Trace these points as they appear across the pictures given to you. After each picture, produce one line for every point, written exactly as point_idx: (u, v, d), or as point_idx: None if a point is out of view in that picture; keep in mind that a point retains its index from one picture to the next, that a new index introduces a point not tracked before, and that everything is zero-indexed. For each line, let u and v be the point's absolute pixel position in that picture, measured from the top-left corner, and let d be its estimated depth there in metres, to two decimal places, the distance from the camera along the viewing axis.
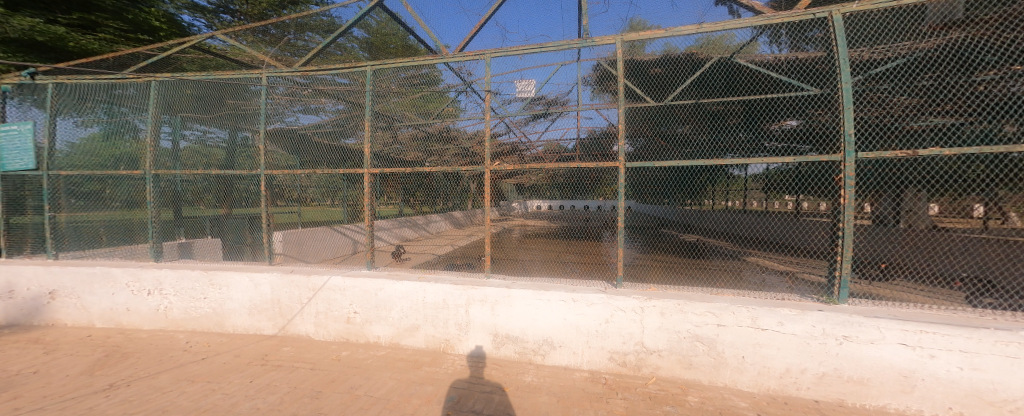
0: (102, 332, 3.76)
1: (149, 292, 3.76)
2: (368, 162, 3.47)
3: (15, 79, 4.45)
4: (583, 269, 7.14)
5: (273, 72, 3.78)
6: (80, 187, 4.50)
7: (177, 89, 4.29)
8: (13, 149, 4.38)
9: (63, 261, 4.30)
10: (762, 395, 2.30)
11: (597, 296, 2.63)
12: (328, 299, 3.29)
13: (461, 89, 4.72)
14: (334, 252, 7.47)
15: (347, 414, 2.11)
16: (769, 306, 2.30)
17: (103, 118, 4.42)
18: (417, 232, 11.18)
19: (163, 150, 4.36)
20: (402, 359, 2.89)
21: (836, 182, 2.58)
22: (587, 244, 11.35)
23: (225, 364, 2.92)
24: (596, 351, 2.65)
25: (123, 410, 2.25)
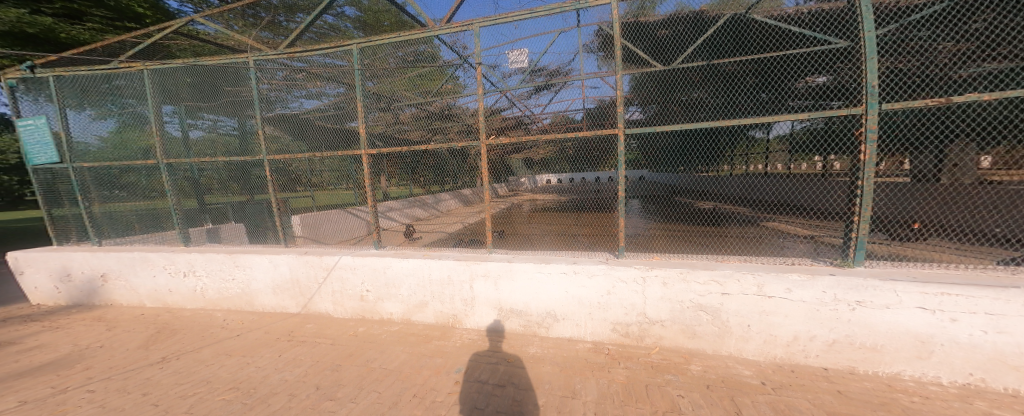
0: (151, 311, 4.10)
1: (184, 274, 4.04)
2: (365, 143, 3.42)
3: (18, 73, 4.57)
4: (591, 241, 7.11)
5: (258, 54, 3.50)
6: (104, 178, 4.74)
7: (174, 77, 4.27)
8: (35, 143, 4.60)
9: (107, 247, 4.65)
10: (768, 363, 2.31)
11: (598, 267, 2.63)
12: (341, 278, 3.44)
13: (457, 65, 4.58)
14: (348, 233, 7.66)
15: (364, 385, 2.28)
16: (776, 273, 2.25)
17: (114, 110, 4.60)
18: (427, 211, 11.35)
19: (169, 137, 4.49)
20: (414, 333, 3.04)
21: (856, 137, 2.40)
22: (597, 216, 11.24)
23: (257, 339, 3.16)
24: (599, 322, 2.69)
25: (171, 381, 2.50)
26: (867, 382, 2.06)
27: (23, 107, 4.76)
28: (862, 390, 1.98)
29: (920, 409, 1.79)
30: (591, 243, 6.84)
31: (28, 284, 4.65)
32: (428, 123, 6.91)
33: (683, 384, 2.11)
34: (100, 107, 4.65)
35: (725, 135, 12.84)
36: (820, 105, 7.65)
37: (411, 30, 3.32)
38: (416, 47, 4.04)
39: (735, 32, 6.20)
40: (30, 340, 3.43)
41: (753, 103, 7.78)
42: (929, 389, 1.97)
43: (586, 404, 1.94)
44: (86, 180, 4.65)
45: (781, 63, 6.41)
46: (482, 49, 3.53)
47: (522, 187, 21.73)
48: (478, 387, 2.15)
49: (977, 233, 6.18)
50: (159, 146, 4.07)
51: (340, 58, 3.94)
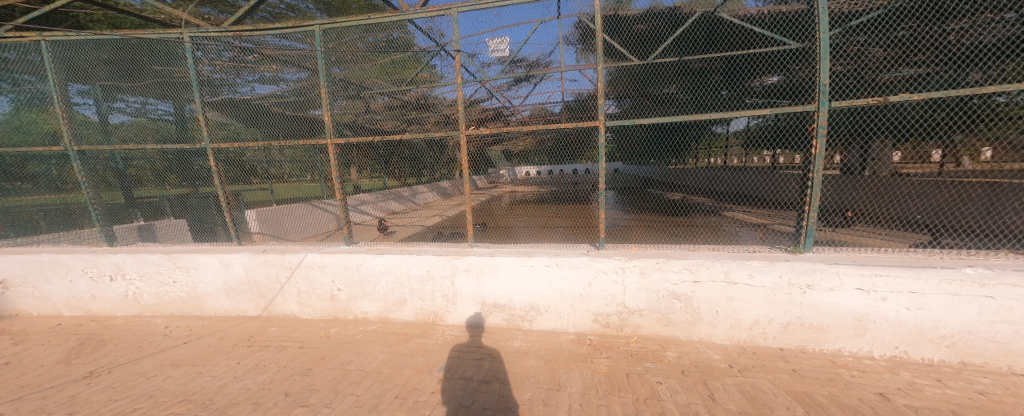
0: (72, 321, 3.59)
1: (111, 277, 3.58)
2: (331, 132, 3.17)
3: None
4: (571, 233, 7.25)
5: (197, 33, 3.07)
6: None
7: (84, 52, 3.67)
8: None
9: (5, 248, 3.97)
10: (733, 346, 2.52)
11: (580, 259, 2.70)
12: (308, 277, 3.23)
13: (433, 53, 4.40)
14: (315, 229, 7.08)
15: (338, 390, 2.17)
16: (741, 261, 2.44)
17: (5, 87, 3.90)
18: (403, 204, 10.95)
19: (77, 119, 3.89)
20: (392, 332, 2.94)
21: (809, 132, 2.62)
22: (573, 208, 11.48)
23: (210, 346, 2.89)
24: (580, 314, 2.78)
25: (106, 398, 2.23)
26: (816, 359, 2.32)
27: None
28: (812, 367, 2.23)
29: (858, 382, 2.06)
30: (572, 235, 6.95)
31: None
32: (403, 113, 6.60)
33: (661, 371, 2.25)
34: None
35: (689, 129, 13.57)
36: (773, 103, 8.29)
37: (380, 13, 3.10)
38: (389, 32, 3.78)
39: (699, 31, 6.52)
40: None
41: (716, 100, 8.25)
42: (864, 363, 2.26)
43: (572, 395, 2.01)
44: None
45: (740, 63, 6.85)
46: (461, 37, 3.38)
47: (499, 179, 21.59)
48: (462, 385, 2.15)
49: (896, 219, 7.08)
50: (66, 132, 3.47)
51: (300, 39, 3.61)
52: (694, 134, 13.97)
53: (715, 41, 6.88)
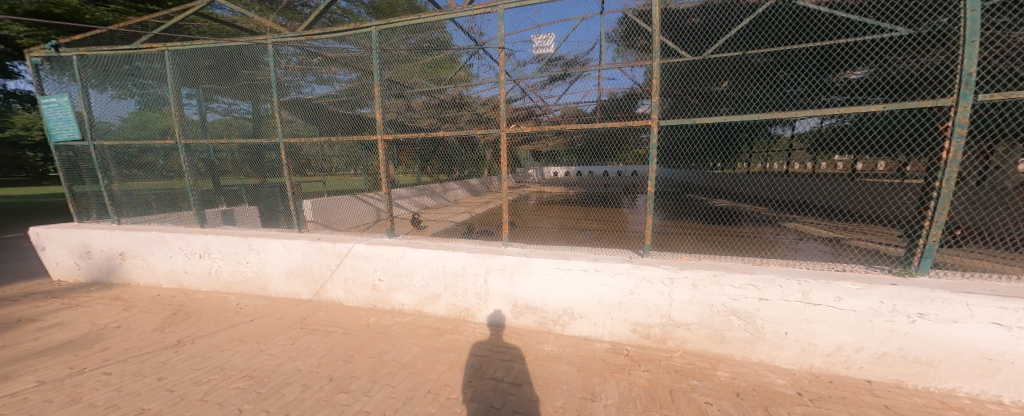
0: (167, 292, 4.20)
1: (200, 255, 4.11)
2: (381, 128, 3.40)
3: (43, 52, 4.64)
4: (606, 237, 6.95)
5: (279, 37, 3.59)
6: (126, 157, 4.90)
7: (192, 59, 4.27)
8: (57, 121, 4.69)
9: (124, 226, 4.74)
10: (803, 373, 2.25)
11: (622, 266, 2.57)
12: (354, 266, 3.45)
13: (473, 52, 4.46)
14: (358, 220, 7.62)
15: (376, 379, 2.28)
16: (826, 280, 2.16)
17: (135, 91, 4.69)
18: (436, 200, 11.27)
19: (184, 118, 4.44)
20: (425, 326, 3.03)
21: (941, 134, 2.24)
22: (608, 211, 11.06)
23: (270, 326, 3.20)
24: (618, 322, 2.65)
25: (188, 367, 2.56)
26: (918, 397, 1.99)
27: (46, 86, 4.85)
28: (910, 406, 1.91)
29: None
30: (606, 239, 6.68)
31: (53, 261, 4.78)
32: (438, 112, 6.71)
33: (711, 391, 2.08)
34: (121, 88, 4.69)
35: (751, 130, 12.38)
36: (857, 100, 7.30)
37: (430, 12, 3.28)
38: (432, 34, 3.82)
39: (769, 23, 5.92)
40: (53, 318, 3.55)
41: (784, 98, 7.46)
42: (987, 408, 1.89)
43: (608, 407, 1.93)
44: (105, 159, 4.75)
45: (819, 56, 6.11)
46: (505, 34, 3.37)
47: (530, 178, 21.38)
48: (494, 386, 2.15)
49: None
50: (178, 127, 4.15)
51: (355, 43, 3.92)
52: (757, 135, 12.74)
53: (789, 32, 6.21)
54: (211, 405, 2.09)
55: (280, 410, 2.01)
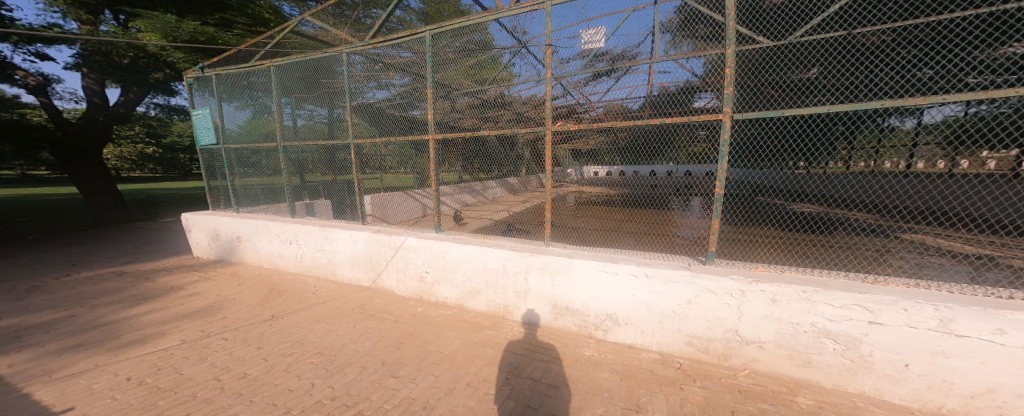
0: (262, 272, 4.96)
1: (290, 241, 4.75)
2: (432, 129, 3.62)
3: (194, 73, 5.86)
4: (656, 240, 6.55)
5: (350, 48, 4.05)
6: (245, 159, 5.82)
7: (287, 72, 4.89)
8: (202, 127, 5.80)
9: (242, 214, 5.69)
10: (926, 413, 1.88)
11: (678, 274, 2.39)
12: (405, 258, 3.69)
13: (516, 51, 4.47)
14: (408, 216, 8.17)
15: (423, 367, 2.43)
16: (979, 308, 1.74)
17: (250, 102, 5.50)
18: (475, 198, 11.56)
19: (280, 124, 5.13)
20: (466, 320, 3.14)
21: None
22: (659, 213, 10.38)
23: (339, 308, 3.59)
24: (669, 333, 2.47)
25: (277, 339, 3.00)
26: None
27: (195, 100, 6.11)
28: None
29: None
30: (655, 242, 6.29)
31: (195, 242, 5.99)
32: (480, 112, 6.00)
33: None
34: (241, 100, 5.57)
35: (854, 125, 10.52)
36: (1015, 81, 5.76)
37: (479, 13, 3.43)
38: (475, 37, 3.91)
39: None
40: (189, 289, 4.43)
41: (905, 84, 6.20)
42: None
43: None
44: (231, 159, 5.75)
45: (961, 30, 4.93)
46: (552, 30, 3.33)
47: (571, 177, 20.65)
48: (531, 386, 2.15)
49: None
50: (279, 133, 4.95)
51: (409, 48, 4.19)
52: (863, 129, 10.79)
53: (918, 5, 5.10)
54: (292, 376, 2.43)
55: (342, 388, 2.25)
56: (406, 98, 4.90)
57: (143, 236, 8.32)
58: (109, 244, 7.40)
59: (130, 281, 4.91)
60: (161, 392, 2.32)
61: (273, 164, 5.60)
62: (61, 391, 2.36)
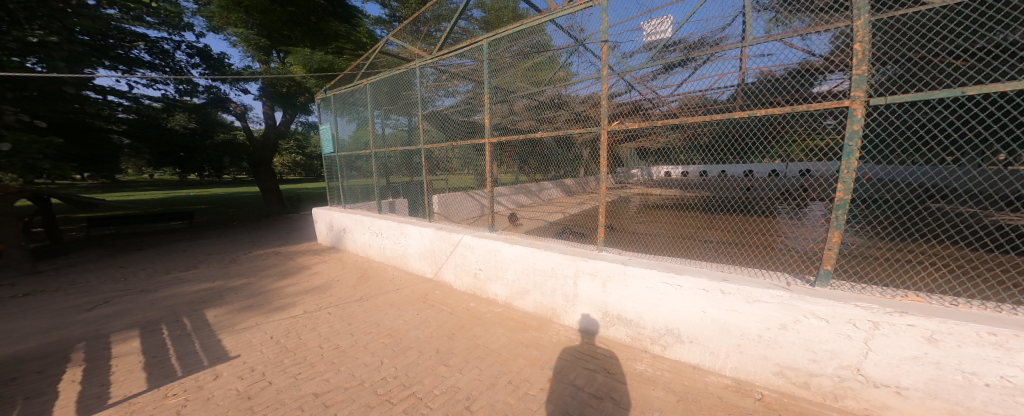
0: (358, 260, 5.86)
1: (376, 234, 5.48)
2: (488, 132, 3.92)
3: (320, 96, 7.34)
4: (747, 253, 5.71)
5: (421, 62, 4.61)
6: (350, 163, 6.87)
7: (377, 87, 5.59)
8: (326, 138, 7.28)
9: (349, 208, 7.06)
10: None
11: (767, 293, 2.07)
12: (462, 255, 3.92)
13: (573, 50, 4.39)
14: (468, 215, 8.71)
15: (470, 360, 2.58)
16: None
17: (354, 116, 6.45)
18: (530, 198, 11.67)
19: (372, 133, 5.93)
20: (513, 319, 3.22)
21: None
22: (748, 220, 9.06)
23: (408, 296, 4.00)
24: (751, 359, 2.16)
25: (361, 318, 3.50)
26: None
27: (320, 117, 7.66)
28: None
29: None
30: (744, 256, 5.46)
31: (319, 232, 7.67)
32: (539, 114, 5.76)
33: None
34: (348, 115, 6.63)
35: None
36: None
37: (532, 17, 3.58)
38: (532, 39, 3.93)
39: None
40: (313, 271, 5.52)
41: None
42: None
43: None
44: (341, 163, 6.94)
45: None
46: (608, 26, 3.20)
47: (637, 179, 19.34)
48: (572, 393, 2.13)
49: None
50: (373, 141, 5.87)
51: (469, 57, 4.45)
52: None
53: None
54: (368, 352, 2.80)
55: (403, 368, 2.51)
56: (466, 105, 5.12)
57: (275, 226, 10.47)
58: (256, 232, 9.53)
59: (278, 261, 6.36)
60: (287, 351, 2.92)
61: (365, 168, 6.44)
62: (235, 341, 3.19)
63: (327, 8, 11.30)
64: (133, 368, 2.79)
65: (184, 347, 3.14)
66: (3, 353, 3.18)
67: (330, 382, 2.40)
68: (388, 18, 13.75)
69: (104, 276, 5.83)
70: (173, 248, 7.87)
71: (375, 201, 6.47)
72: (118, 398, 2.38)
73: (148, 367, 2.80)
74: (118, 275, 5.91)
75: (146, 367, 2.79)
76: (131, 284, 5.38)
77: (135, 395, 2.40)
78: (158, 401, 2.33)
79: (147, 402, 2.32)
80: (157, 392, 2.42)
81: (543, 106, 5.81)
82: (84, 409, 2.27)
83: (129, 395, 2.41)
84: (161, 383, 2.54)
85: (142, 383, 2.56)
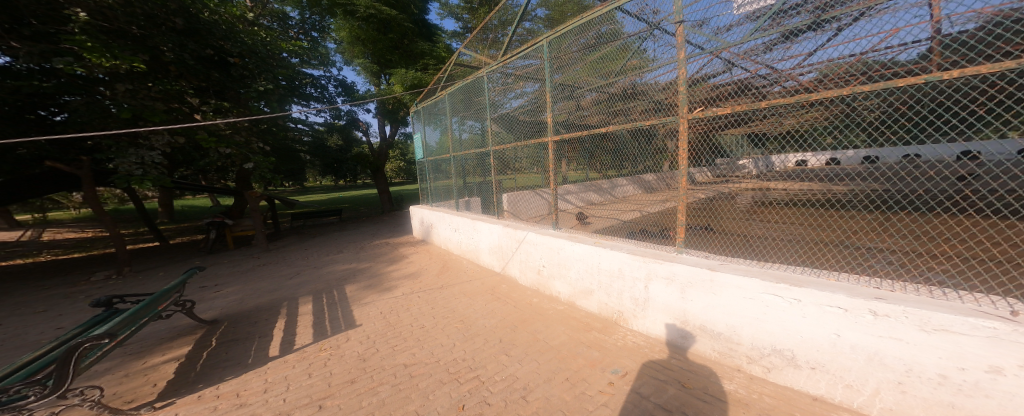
0: (442, 252, 6.46)
1: (455, 229, 5.95)
2: (551, 129, 3.98)
3: (412, 109, 8.30)
4: (939, 265, 4.07)
5: (489, 68, 4.90)
6: (435, 166, 7.61)
7: (455, 95, 6.08)
8: (418, 146, 8.22)
9: (434, 205, 7.88)
10: None
11: (960, 321, 1.45)
12: (527, 251, 4.00)
13: (647, 34, 4.04)
14: (535, 212, 8.73)
15: (529, 353, 2.65)
16: None
17: (437, 124, 7.13)
18: (601, 196, 11.19)
19: (453, 137, 6.42)
20: (576, 318, 3.16)
21: None
22: (917, 222, 6.77)
23: (479, 286, 4.27)
24: (920, 405, 1.57)
25: (442, 303, 3.89)
26: None
27: (413, 127, 8.65)
28: None
29: None
30: (930, 269, 3.93)
31: (414, 227, 8.65)
32: (611, 107, 5.47)
33: None
34: (433, 124, 7.36)
35: None
36: None
37: (592, 9, 3.48)
38: (601, 29, 3.71)
39: None
40: (410, 259, 6.31)
41: None
42: None
43: None
44: (430, 167, 7.77)
45: None
46: (683, 5, 2.87)
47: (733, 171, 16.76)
48: (636, 401, 2.01)
49: None
50: (453, 146, 6.43)
51: (533, 57, 4.49)
52: None
53: None
54: (446, 333, 3.11)
55: (470, 353, 2.71)
56: (534, 104, 5.13)
57: (377, 223, 12.29)
58: (364, 227, 11.37)
59: (386, 250, 7.46)
60: (390, 325, 3.42)
61: (447, 170, 7.10)
62: (359, 313, 3.87)
63: (415, 30, 12.89)
64: (307, 324, 3.64)
65: (333, 312, 3.96)
66: (253, 303, 4.55)
67: (416, 356, 2.74)
68: (464, 30, 14.80)
69: (278, 257, 7.71)
70: (312, 239, 9.95)
71: (455, 199, 7.04)
72: (297, 346, 3.13)
73: (315, 325, 3.61)
74: (279, 257, 7.74)
75: (313, 325, 3.61)
76: (290, 263, 7.00)
77: (306, 346, 3.12)
78: (316, 352, 2.98)
79: (310, 351, 2.99)
80: (317, 345, 3.10)
81: (616, 99, 5.52)
82: (282, 350, 3.07)
83: (304, 344, 3.15)
84: (321, 338, 3.25)
85: (309, 337, 3.31)
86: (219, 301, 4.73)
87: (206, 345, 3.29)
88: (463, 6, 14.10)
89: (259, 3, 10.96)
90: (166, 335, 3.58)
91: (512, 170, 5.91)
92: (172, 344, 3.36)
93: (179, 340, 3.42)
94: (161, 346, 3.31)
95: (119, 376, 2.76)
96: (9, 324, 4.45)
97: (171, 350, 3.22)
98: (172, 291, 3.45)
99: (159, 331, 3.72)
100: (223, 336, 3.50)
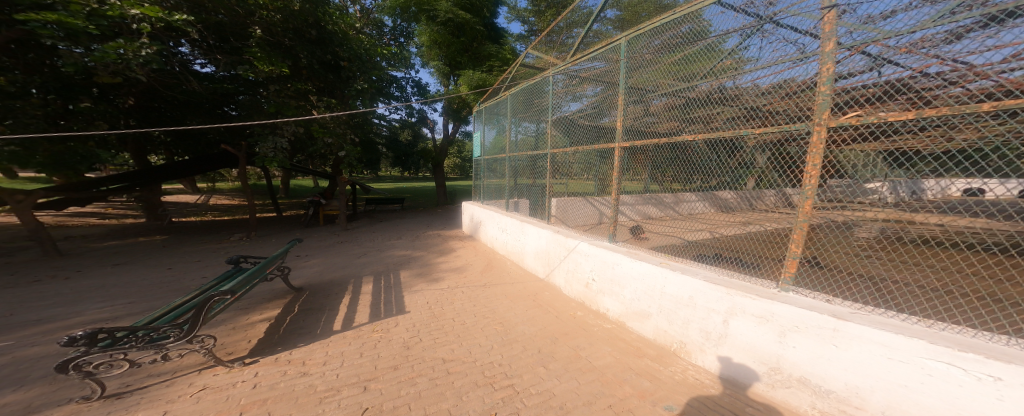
0: (488, 250, 6.57)
1: (503, 229, 5.99)
2: (620, 136, 3.82)
3: (477, 108, 8.53)
4: None
5: (557, 69, 4.85)
6: (490, 165, 7.74)
7: (517, 96, 6.11)
8: (478, 145, 8.43)
9: (483, 204, 8.03)
10: None
11: None
12: (575, 261, 3.87)
13: (753, 31, 3.58)
14: (585, 220, 8.41)
15: (568, 370, 2.53)
16: None
17: (497, 124, 7.27)
18: (662, 211, 10.43)
19: (510, 139, 6.48)
20: (626, 340, 2.97)
21: None
22: None
23: (521, 290, 4.26)
24: None
25: (481, 301, 3.94)
26: None
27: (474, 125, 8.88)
28: None
29: None
30: None
31: (464, 223, 8.90)
32: (685, 116, 5.05)
33: None
34: (493, 124, 7.48)
35: None
36: None
37: (683, 6, 3.23)
38: (681, 30, 3.44)
39: None
40: (459, 253, 6.51)
41: None
42: None
43: None
44: (485, 165, 7.92)
45: None
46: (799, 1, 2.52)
47: None
48: None
49: None
50: (509, 147, 6.48)
51: (603, 59, 4.34)
52: None
53: None
54: (482, 333, 3.13)
55: (505, 358, 2.69)
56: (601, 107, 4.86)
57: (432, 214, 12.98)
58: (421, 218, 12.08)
59: (439, 241, 7.83)
60: (434, 317, 3.56)
61: (501, 170, 7.16)
62: (410, 300, 4.08)
63: (485, 33, 13.37)
64: (366, 304, 3.95)
65: (390, 295, 4.25)
66: (326, 276, 5.10)
67: (453, 352, 2.80)
68: (529, 33, 14.98)
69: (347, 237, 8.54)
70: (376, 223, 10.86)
71: (505, 199, 7.05)
72: (356, 323, 3.41)
73: (372, 305, 3.90)
74: (348, 237, 8.59)
75: (370, 305, 3.90)
76: (358, 244, 7.71)
77: (362, 324, 3.39)
78: (369, 332, 3.21)
79: (365, 331, 3.23)
80: (371, 326, 3.35)
81: (701, 104, 4.98)
82: (342, 325, 3.36)
83: (361, 322, 3.42)
84: (375, 319, 3.50)
85: (366, 317, 3.58)
86: (303, 271, 5.40)
87: (290, 310, 3.76)
88: (531, 9, 14.29)
89: (363, 16, 12.51)
90: (267, 297, 4.18)
91: (566, 175, 5.74)
92: (268, 305, 3.91)
93: (274, 303, 3.97)
94: (260, 306, 3.87)
95: (228, 328, 3.27)
96: (156, 270, 5.62)
97: (265, 311, 3.75)
98: (278, 258, 4.01)
99: (256, 292, 4.35)
100: (302, 304, 3.97)
